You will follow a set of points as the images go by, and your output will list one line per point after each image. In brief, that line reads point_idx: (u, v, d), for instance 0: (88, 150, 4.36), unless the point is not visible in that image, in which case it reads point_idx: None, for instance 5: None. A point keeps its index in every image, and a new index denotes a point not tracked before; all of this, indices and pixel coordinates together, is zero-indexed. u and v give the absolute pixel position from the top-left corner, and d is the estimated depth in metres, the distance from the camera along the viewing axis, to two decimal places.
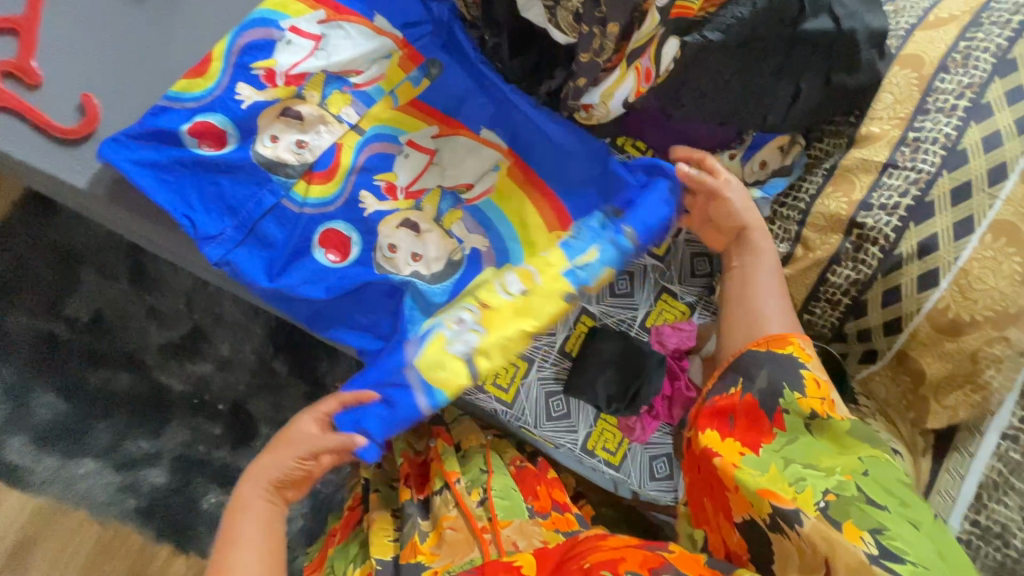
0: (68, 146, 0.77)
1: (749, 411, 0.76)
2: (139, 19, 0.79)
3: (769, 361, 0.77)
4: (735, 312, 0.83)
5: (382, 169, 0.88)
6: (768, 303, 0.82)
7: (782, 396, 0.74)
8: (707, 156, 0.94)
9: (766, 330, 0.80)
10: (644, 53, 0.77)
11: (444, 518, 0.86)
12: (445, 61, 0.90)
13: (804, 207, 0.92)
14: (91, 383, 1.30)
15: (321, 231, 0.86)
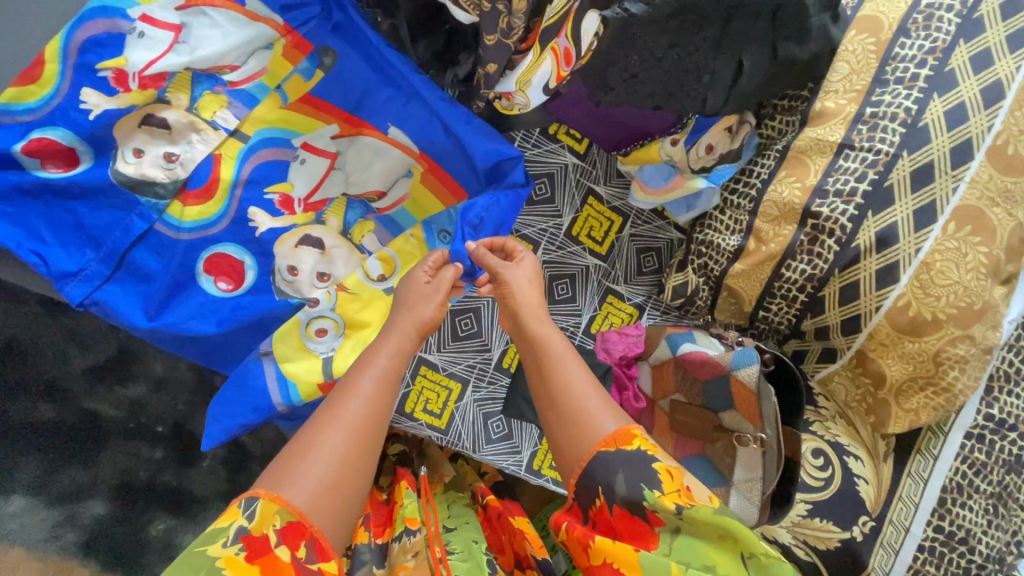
0: None
1: (624, 521, 0.57)
2: None
3: (623, 463, 0.57)
4: (566, 421, 0.62)
5: (274, 179, 0.77)
6: (584, 384, 0.63)
7: (645, 498, 0.55)
8: (648, 143, 0.84)
9: (601, 425, 0.60)
10: (561, 31, 0.65)
11: (400, 568, 0.71)
12: (339, 48, 0.77)
13: (755, 194, 0.83)
14: (11, 412, 1.03)
15: (206, 257, 0.75)
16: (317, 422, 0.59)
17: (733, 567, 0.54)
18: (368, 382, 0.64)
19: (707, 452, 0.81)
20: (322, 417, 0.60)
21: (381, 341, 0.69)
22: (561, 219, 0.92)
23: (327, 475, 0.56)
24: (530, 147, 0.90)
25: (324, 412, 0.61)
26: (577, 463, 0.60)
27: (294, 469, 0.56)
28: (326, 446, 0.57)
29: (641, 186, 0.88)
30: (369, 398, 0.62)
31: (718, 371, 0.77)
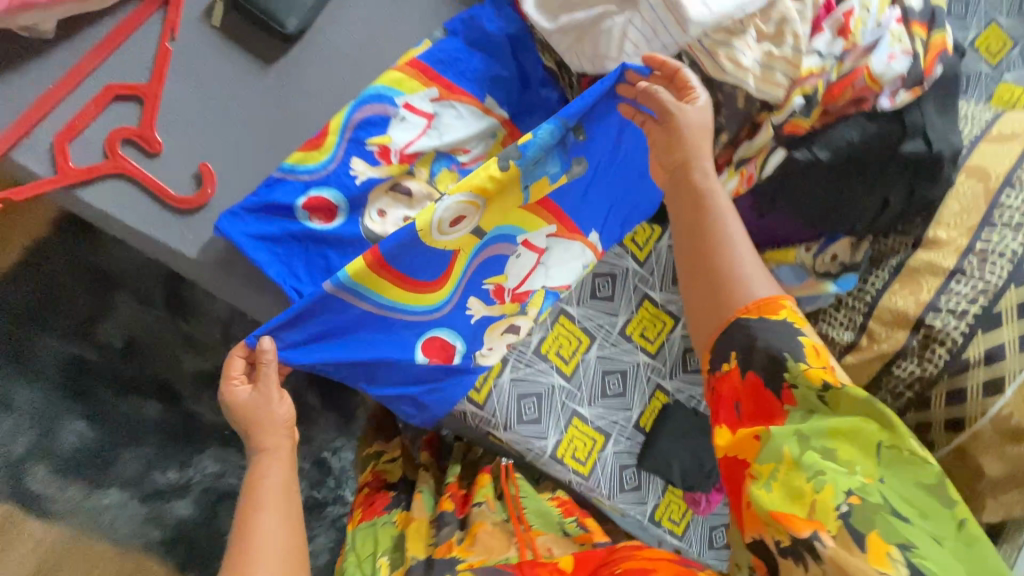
0: (185, 218, 0.76)
1: (753, 390, 0.69)
2: (257, 89, 0.78)
3: (773, 330, 0.68)
4: (716, 289, 0.72)
5: (493, 271, 0.87)
6: (747, 255, 0.72)
7: (789, 366, 0.66)
8: (785, 247, 0.99)
9: (753, 292, 0.70)
10: (752, 160, 0.81)
11: (479, 523, 0.91)
12: (591, 160, 0.82)
13: (870, 300, 0.99)
14: (120, 411, 1.27)
15: (423, 343, 0.85)
16: (243, 530, 0.69)
17: (867, 456, 0.63)
18: (273, 478, 0.73)
19: None
20: (241, 531, 0.69)
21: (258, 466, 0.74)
22: None
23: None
24: None
25: (242, 518, 0.70)
26: (713, 329, 0.72)
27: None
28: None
29: (774, 281, 1.01)
30: (276, 515, 0.71)
31: None
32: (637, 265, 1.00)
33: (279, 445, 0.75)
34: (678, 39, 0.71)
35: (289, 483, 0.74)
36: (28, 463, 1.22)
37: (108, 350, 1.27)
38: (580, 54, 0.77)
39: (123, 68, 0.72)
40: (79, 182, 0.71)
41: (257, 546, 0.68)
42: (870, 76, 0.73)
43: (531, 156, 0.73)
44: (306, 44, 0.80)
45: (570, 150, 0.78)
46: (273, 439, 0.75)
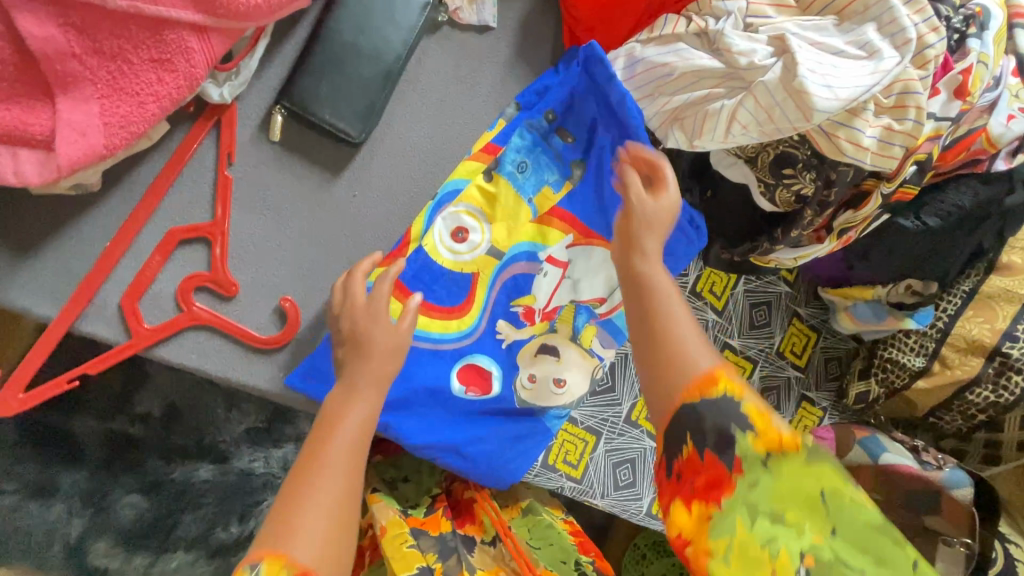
0: (266, 355, 0.70)
1: (713, 469, 0.51)
2: (328, 203, 0.70)
3: (710, 414, 0.51)
4: (658, 358, 0.56)
5: (522, 292, 0.77)
6: (687, 332, 0.56)
7: (735, 442, 0.50)
8: (866, 285, 0.96)
9: (691, 364, 0.54)
10: (853, 228, 0.77)
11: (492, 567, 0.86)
12: (590, 161, 0.76)
13: (943, 326, 0.98)
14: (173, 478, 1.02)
15: (459, 369, 0.75)
16: (319, 454, 0.56)
17: (809, 510, 0.47)
18: (358, 411, 0.59)
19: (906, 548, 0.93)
20: (311, 452, 0.56)
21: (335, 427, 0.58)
22: (773, 338, 1.03)
23: (331, 503, 0.53)
24: (754, 284, 1.00)
25: (316, 434, 0.58)
26: (664, 410, 0.55)
27: (299, 496, 0.53)
28: (317, 500, 0.53)
29: (849, 316, 1.00)
30: (349, 457, 0.57)
31: (928, 484, 0.94)
32: (716, 315, 0.98)
33: (368, 397, 0.61)
34: (797, 125, 0.65)
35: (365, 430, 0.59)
36: (86, 542, 0.95)
37: (149, 421, 1.03)
38: (678, 134, 0.72)
39: (184, 207, 0.64)
40: (154, 342, 0.64)
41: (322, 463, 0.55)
42: (988, 139, 0.70)
43: (509, 173, 0.74)
44: (372, 143, 0.72)
45: (559, 152, 0.76)
46: (377, 367, 0.62)
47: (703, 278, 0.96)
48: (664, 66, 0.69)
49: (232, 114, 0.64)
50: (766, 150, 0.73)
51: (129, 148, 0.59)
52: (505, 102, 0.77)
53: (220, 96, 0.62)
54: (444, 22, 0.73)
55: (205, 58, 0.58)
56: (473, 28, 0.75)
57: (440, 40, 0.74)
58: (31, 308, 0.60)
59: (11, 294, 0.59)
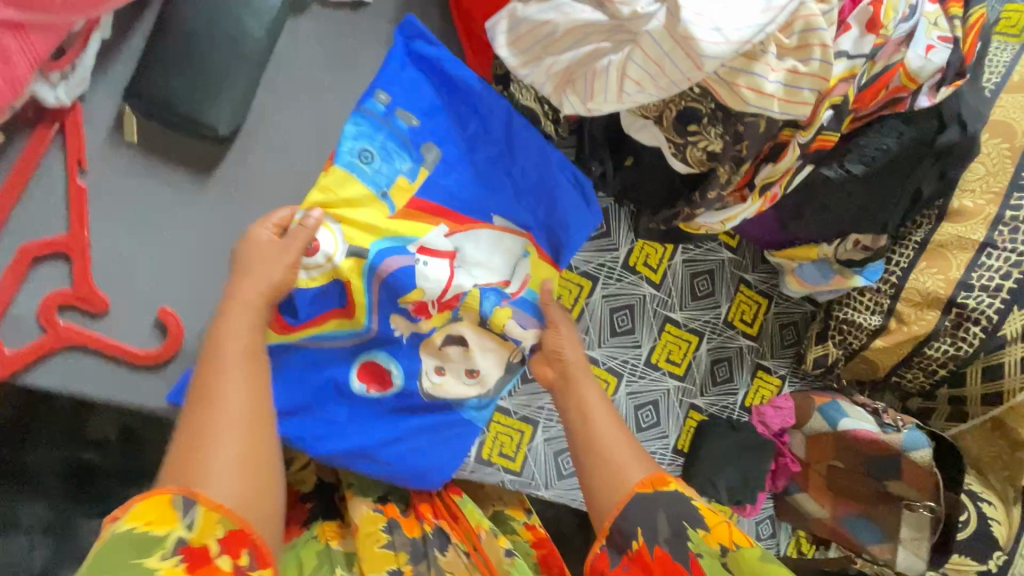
0: (151, 371, 0.66)
1: (662, 564, 0.61)
2: (203, 205, 0.66)
3: (662, 503, 0.63)
4: (594, 479, 0.65)
5: (407, 287, 0.68)
6: (611, 430, 0.67)
7: (689, 538, 0.61)
8: (808, 245, 0.90)
9: (630, 475, 0.65)
10: (778, 184, 0.71)
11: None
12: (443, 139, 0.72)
13: (897, 281, 0.93)
14: None
15: (359, 367, 0.71)
16: (208, 404, 0.56)
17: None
18: (237, 342, 0.59)
19: (871, 515, 0.94)
20: (203, 400, 0.56)
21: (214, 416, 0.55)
22: (720, 308, 0.98)
23: (243, 449, 0.55)
24: (693, 250, 0.95)
25: (199, 387, 0.57)
26: (611, 506, 0.64)
27: (210, 456, 0.54)
28: (221, 462, 0.54)
29: (796, 279, 0.95)
30: (239, 393, 0.57)
31: (890, 450, 0.90)
32: (654, 289, 0.93)
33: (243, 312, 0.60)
34: (691, 76, 0.59)
35: (256, 355, 0.60)
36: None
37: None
38: (573, 99, 0.66)
39: (37, 221, 0.60)
40: (23, 366, 0.61)
41: (219, 416, 0.55)
42: (906, 74, 0.64)
43: (353, 164, 0.67)
44: (246, 137, 0.66)
45: (407, 136, 0.70)
46: (238, 314, 0.60)
47: (635, 251, 0.91)
48: (546, 25, 0.63)
49: (76, 118, 0.59)
50: (669, 107, 0.67)
51: None
52: None
53: (56, 98, 0.57)
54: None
55: (27, 58, 0.53)
56: (346, 3, 0.69)
57: (311, 18, 0.68)
58: None
59: None
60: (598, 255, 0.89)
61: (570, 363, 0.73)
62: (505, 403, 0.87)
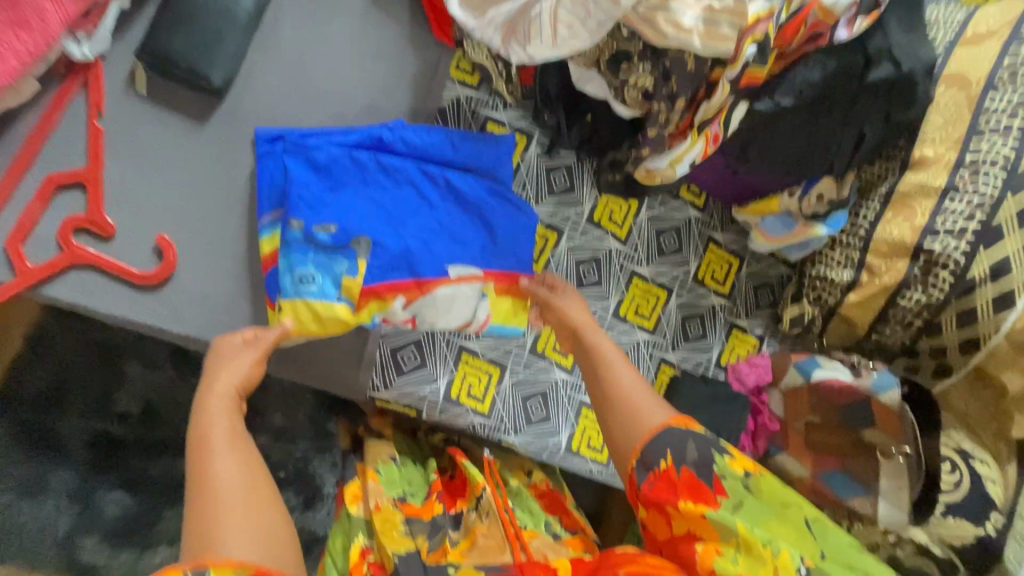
0: (150, 292, 0.76)
1: (687, 485, 0.65)
2: (198, 148, 0.77)
3: (685, 437, 0.66)
4: (616, 418, 0.68)
5: None
6: (634, 387, 0.70)
7: (716, 463, 0.66)
8: (768, 197, 0.94)
9: (648, 418, 0.67)
10: (715, 120, 0.76)
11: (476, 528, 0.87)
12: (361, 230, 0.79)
13: (865, 233, 0.95)
14: (151, 472, 1.20)
15: None
16: (202, 483, 0.57)
17: (799, 535, 0.66)
18: (219, 426, 0.61)
19: (849, 467, 0.91)
20: (198, 479, 0.57)
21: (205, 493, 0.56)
22: (689, 266, 1.01)
23: (245, 520, 0.55)
24: (658, 207, 0.99)
25: (195, 465, 0.58)
26: (636, 437, 0.67)
27: (214, 527, 0.54)
28: (227, 529, 0.54)
29: (762, 233, 0.98)
30: (233, 458, 0.59)
31: (859, 396, 0.88)
32: (620, 244, 0.97)
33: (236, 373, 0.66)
34: (612, 13, 0.67)
35: (236, 430, 0.62)
36: (75, 538, 1.16)
37: (127, 419, 1.21)
38: (514, 47, 0.74)
39: (61, 157, 0.71)
40: (42, 280, 0.71)
41: (217, 488, 0.56)
42: (821, 9, 0.69)
43: (307, 294, 0.76)
44: (237, 91, 0.78)
45: (331, 245, 0.77)
46: (220, 414, 0.62)
47: (599, 208, 0.96)
48: None
49: (97, 71, 0.72)
50: (603, 52, 0.74)
51: (0, 104, 0.67)
52: (364, 49, 0.84)
53: (82, 53, 0.70)
54: None
55: (59, 17, 0.66)
56: None
57: None
58: None
59: None
60: (562, 209, 0.95)
61: (582, 323, 0.78)
62: (473, 345, 0.90)
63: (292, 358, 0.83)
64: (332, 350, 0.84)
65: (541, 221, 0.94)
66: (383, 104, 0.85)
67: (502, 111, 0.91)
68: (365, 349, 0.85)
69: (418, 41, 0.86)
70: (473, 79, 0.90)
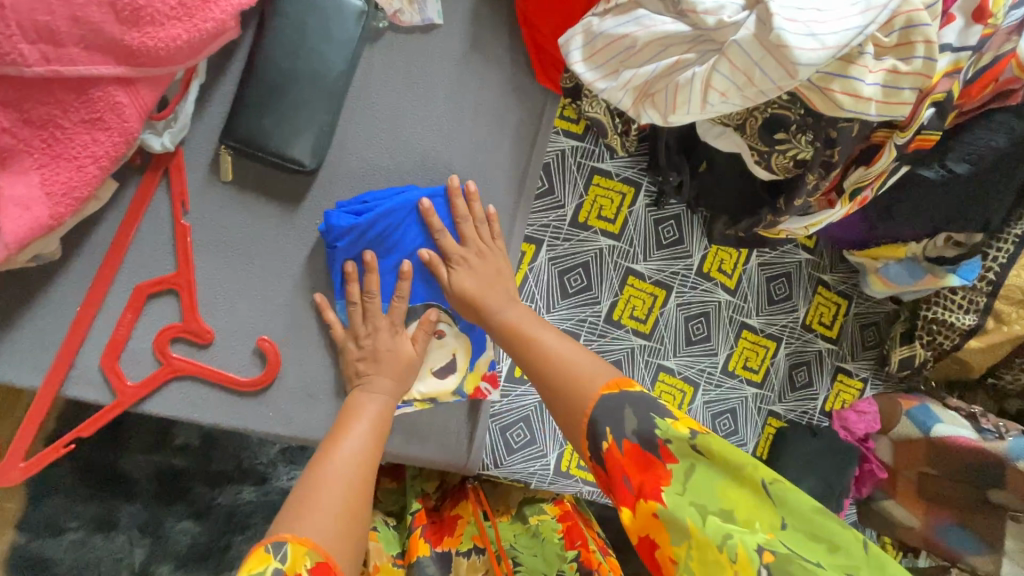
0: (253, 395, 0.69)
1: (635, 461, 0.49)
2: (293, 235, 0.68)
3: (625, 399, 0.50)
4: (550, 388, 0.56)
5: None
6: (562, 349, 0.57)
7: (656, 427, 0.48)
8: (894, 243, 0.86)
9: (583, 382, 0.54)
10: (869, 186, 0.66)
11: None
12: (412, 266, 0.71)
13: (995, 277, 0.86)
14: (217, 502, 1.00)
15: None
16: (335, 445, 0.59)
17: (756, 503, 0.46)
18: (369, 415, 0.64)
19: (967, 523, 0.89)
20: (325, 449, 0.58)
21: (319, 477, 0.55)
22: (797, 312, 0.95)
23: (340, 504, 0.53)
24: (768, 253, 0.91)
25: (335, 432, 0.61)
26: (575, 418, 0.52)
27: (315, 490, 0.53)
28: (327, 500, 0.53)
29: (883, 279, 0.90)
30: (362, 439, 0.61)
31: (991, 459, 0.85)
32: (729, 295, 0.90)
33: (388, 389, 0.67)
34: (782, 85, 0.56)
35: (376, 429, 0.63)
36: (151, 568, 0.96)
37: (189, 453, 1.00)
38: (652, 112, 0.64)
39: (148, 261, 0.64)
40: (141, 397, 0.65)
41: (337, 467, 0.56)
42: (1021, 65, 0.59)
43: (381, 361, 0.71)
44: (329, 168, 0.69)
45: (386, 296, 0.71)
46: (379, 385, 0.67)
47: (709, 258, 0.89)
48: (625, 38, 0.62)
49: (179, 161, 0.63)
50: (754, 116, 0.65)
51: (79, 213, 0.59)
52: (462, 102, 0.73)
53: (162, 145, 0.61)
54: (386, 27, 0.69)
55: (137, 111, 0.57)
56: (418, 28, 0.70)
57: (385, 45, 0.69)
58: (18, 377, 0.61)
59: None
60: (671, 263, 0.87)
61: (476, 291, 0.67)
62: None
63: (400, 448, 0.75)
64: (442, 430, 0.78)
65: (647, 279, 0.87)
66: (484, 163, 0.75)
67: (609, 162, 0.83)
68: (475, 434, 0.80)
69: (521, 90, 0.76)
70: (576, 127, 0.84)
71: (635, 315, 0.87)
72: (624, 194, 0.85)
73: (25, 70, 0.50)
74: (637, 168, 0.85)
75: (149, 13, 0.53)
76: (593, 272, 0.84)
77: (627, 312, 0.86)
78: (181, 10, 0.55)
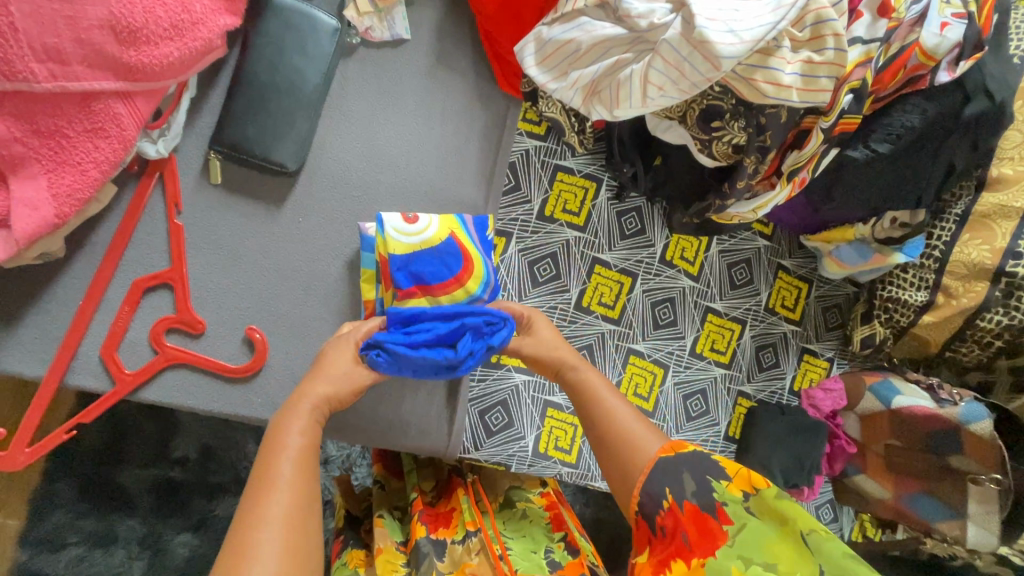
0: (240, 382, 0.73)
1: (698, 523, 0.53)
2: (278, 231, 0.74)
3: (688, 464, 0.56)
4: (618, 453, 0.59)
5: None
6: (629, 419, 0.61)
7: (714, 489, 0.54)
8: (842, 227, 0.91)
9: (648, 444, 0.58)
10: (805, 167, 0.71)
11: (465, 566, 0.77)
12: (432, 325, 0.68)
13: (940, 255, 0.92)
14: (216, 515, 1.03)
15: None
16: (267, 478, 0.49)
17: (796, 554, 0.50)
18: (298, 438, 0.54)
19: (932, 489, 0.92)
20: (255, 483, 0.49)
21: (247, 523, 0.46)
22: (760, 296, 1.00)
23: (281, 544, 0.45)
24: (728, 239, 0.98)
25: (263, 460, 0.51)
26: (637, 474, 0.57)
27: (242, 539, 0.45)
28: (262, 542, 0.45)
29: (836, 261, 0.95)
30: (291, 471, 0.51)
31: (945, 424, 0.89)
32: (693, 281, 0.96)
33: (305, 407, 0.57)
34: (710, 77, 0.62)
35: (315, 431, 0.56)
36: None
37: (187, 466, 1.03)
38: (600, 108, 0.71)
39: (145, 259, 0.70)
40: (138, 386, 0.70)
41: (275, 496, 0.48)
42: (923, 53, 0.66)
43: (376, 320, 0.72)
44: (310, 170, 0.76)
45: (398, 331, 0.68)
46: (298, 411, 0.56)
47: (671, 246, 0.95)
48: (571, 43, 0.69)
49: (171, 166, 0.70)
50: (692, 107, 0.72)
51: (81, 214, 0.65)
52: (431, 108, 0.80)
53: (157, 151, 0.68)
54: (358, 43, 0.77)
55: (134, 120, 0.63)
56: (388, 43, 0.78)
57: (358, 60, 0.77)
58: (25, 369, 0.66)
59: (4, 359, 0.66)
60: (635, 252, 0.93)
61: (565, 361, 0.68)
62: (557, 399, 0.92)
63: (386, 428, 0.80)
64: (419, 413, 0.82)
65: (613, 267, 0.93)
66: (455, 160, 0.81)
67: (571, 159, 0.91)
68: (454, 417, 0.83)
69: (485, 97, 0.83)
70: (540, 129, 0.91)
71: (603, 301, 0.92)
72: (587, 188, 0.92)
73: (35, 86, 0.56)
74: (597, 164, 0.93)
75: (145, 34, 0.60)
76: (562, 261, 0.91)
77: (596, 299, 0.92)
78: (173, 31, 0.62)
